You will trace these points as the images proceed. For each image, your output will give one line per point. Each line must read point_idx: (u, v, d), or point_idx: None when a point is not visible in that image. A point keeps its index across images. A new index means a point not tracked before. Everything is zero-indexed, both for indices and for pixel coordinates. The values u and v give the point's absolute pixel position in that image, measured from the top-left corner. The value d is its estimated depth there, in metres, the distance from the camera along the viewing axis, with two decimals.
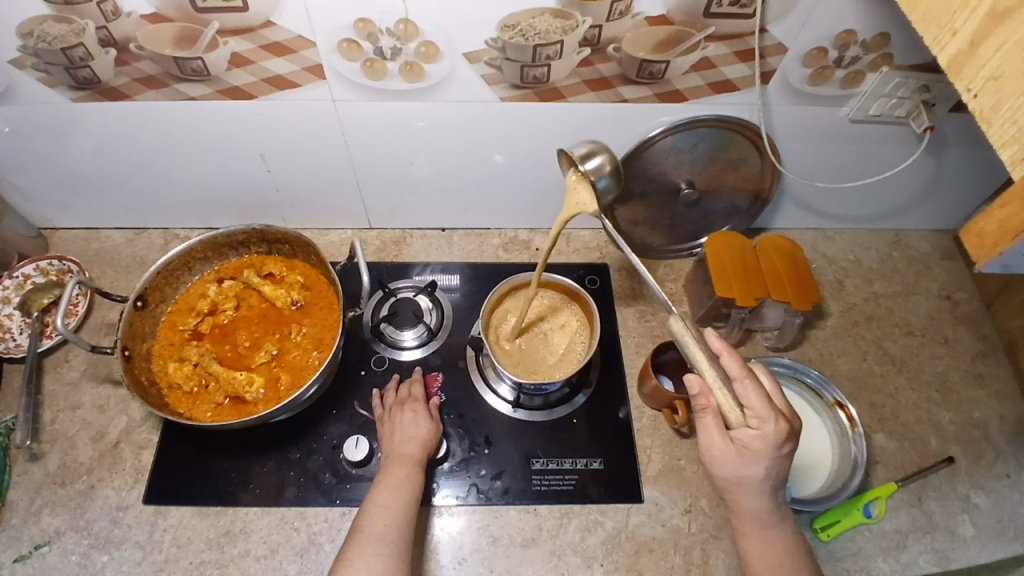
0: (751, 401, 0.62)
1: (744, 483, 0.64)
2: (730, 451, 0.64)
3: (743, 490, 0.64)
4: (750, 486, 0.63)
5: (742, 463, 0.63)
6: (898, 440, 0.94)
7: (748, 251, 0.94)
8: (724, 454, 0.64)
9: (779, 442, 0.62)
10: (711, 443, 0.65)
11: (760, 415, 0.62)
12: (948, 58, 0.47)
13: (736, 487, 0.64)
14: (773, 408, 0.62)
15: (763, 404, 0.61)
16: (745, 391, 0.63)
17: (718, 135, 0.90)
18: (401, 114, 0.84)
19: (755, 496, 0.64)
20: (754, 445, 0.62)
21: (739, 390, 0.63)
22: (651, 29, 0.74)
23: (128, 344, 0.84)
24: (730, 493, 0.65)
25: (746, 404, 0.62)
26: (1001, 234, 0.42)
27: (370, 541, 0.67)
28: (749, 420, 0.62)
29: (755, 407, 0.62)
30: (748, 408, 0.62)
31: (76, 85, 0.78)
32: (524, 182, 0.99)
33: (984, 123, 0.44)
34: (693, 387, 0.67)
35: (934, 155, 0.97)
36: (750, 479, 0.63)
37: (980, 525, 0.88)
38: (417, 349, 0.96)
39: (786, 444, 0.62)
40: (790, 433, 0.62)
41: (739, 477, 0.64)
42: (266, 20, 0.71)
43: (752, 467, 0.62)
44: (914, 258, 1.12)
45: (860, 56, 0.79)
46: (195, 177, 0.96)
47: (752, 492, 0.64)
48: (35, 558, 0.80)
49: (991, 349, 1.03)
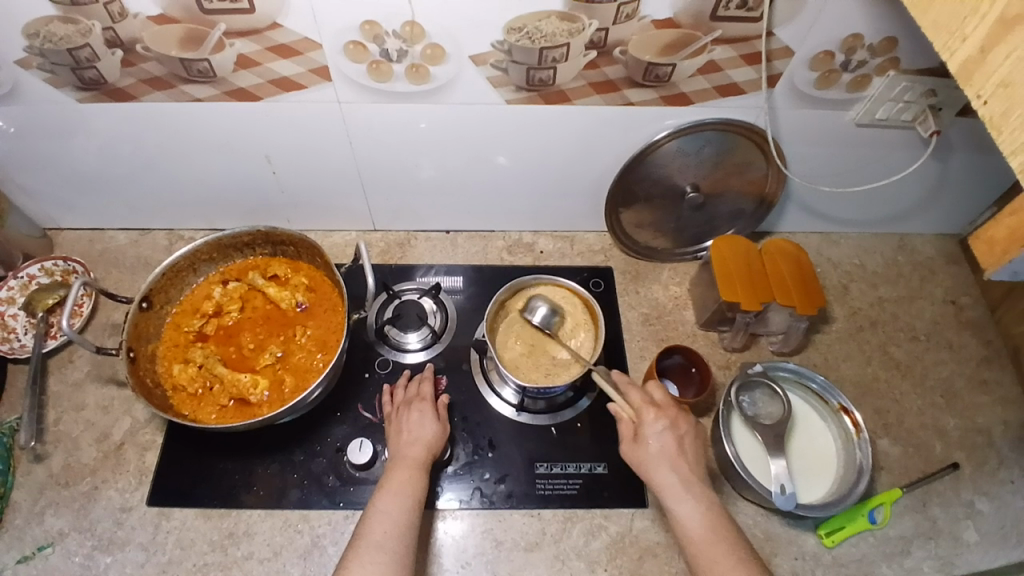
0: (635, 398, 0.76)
1: (647, 463, 0.71)
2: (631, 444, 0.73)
3: (650, 471, 0.71)
4: (654, 463, 0.71)
5: (639, 448, 0.72)
6: (903, 445, 0.93)
7: (753, 255, 0.93)
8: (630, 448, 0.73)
9: (659, 420, 0.73)
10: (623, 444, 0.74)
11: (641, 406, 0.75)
12: (958, 63, 0.47)
13: (643, 471, 0.71)
14: (650, 399, 0.75)
15: (638, 396, 0.75)
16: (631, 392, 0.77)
17: (724, 139, 0.90)
18: (405, 115, 0.84)
19: (662, 472, 0.70)
20: (643, 428, 0.73)
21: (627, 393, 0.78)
22: (658, 32, 0.74)
23: (133, 346, 0.84)
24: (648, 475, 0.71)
25: (631, 401, 0.76)
26: (1010, 240, 0.42)
27: (367, 549, 0.66)
28: (635, 410, 0.75)
29: (636, 400, 0.75)
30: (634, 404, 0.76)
31: (82, 86, 0.79)
32: (527, 185, 0.99)
33: (995, 130, 0.44)
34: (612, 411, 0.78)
35: (940, 159, 0.96)
36: (651, 457, 0.71)
37: (984, 531, 0.87)
38: (420, 351, 0.96)
39: (666, 422, 0.73)
40: (665, 414, 0.74)
41: (646, 457, 0.72)
42: (272, 22, 0.71)
43: (649, 447, 0.72)
44: (919, 263, 1.11)
45: (867, 60, 0.79)
46: (200, 178, 0.97)
47: (660, 467, 0.71)
48: (39, 559, 0.80)
49: (996, 354, 1.03)
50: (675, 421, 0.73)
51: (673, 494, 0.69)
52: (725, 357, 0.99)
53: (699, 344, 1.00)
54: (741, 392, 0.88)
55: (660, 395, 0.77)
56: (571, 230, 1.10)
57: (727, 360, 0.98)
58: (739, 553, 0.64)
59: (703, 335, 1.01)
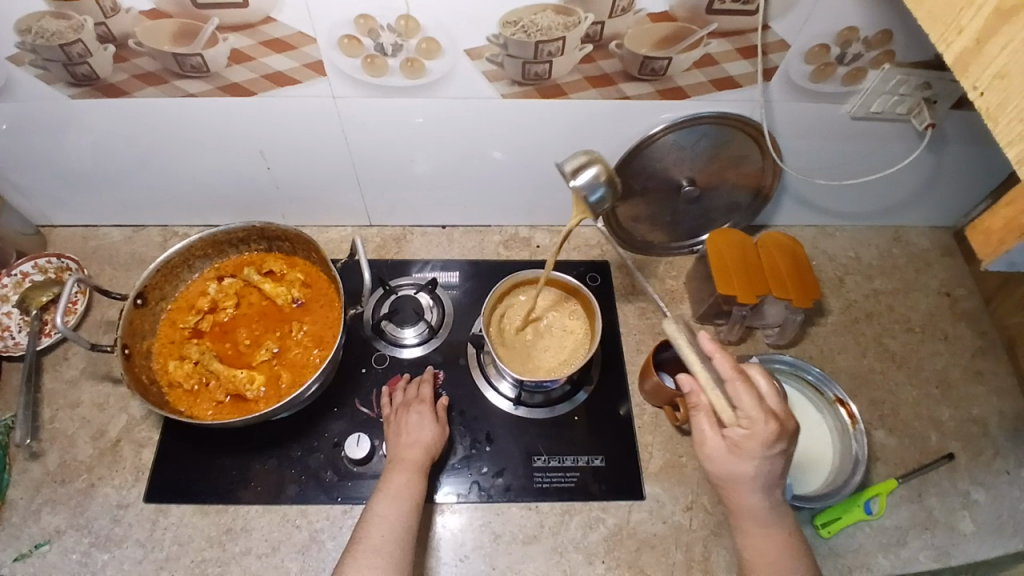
0: (742, 404, 0.65)
1: (737, 481, 0.66)
2: (722, 450, 0.66)
3: (738, 489, 0.66)
4: (748, 483, 0.66)
5: (734, 460, 0.65)
6: (898, 436, 0.94)
7: (749, 248, 0.94)
8: (717, 452, 0.67)
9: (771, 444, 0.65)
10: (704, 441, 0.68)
11: (752, 415, 0.65)
12: (954, 55, 0.47)
13: (726, 483, 0.67)
14: (765, 408, 0.65)
15: (753, 405, 0.64)
16: (737, 393, 0.66)
17: (719, 132, 0.90)
18: (400, 110, 0.83)
19: (750, 494, 0.66)
20: (747, 444, 0.65)
21: (731, 391, 0.66)
22: (653, 25, 0.74)
23: (128, 343, 0.84)
24: (732, 490, 0.67)
25: (739, 405, 0.66)
26: (1007, 231, 0.42)
27: (366, 553, 0.67)
28: (740, 417, 0.66)
29: (747, 407, 0.65)
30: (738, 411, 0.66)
31: (74, 81, 0.78)
32: (524, 180, 0.99)
33: (991, 121, 0.44)
34: (687, 388, 0.71)
35: (934, 152, 0.97)
36: (743, 477, 0.65)
37: (979, 520, 0.88)
38: (418, 347, 0.96)
39: (778, 443, 0.65)
40: (781, 432, 0.65)
41: (739, 475, 0.65)
42: (266, 16, 0.71)
43: (744, 464, 0.65)
44: (914, 255, 1.12)
45: (862, 53, 0.79)
46: (194, 174, 0.96)
47: (752, 490, 0.66)
48: (36, 557, 0.80)
49: (990, 345, 1.04)
50: (784, 441, 0.65)
51: (751, 514, 0.67)
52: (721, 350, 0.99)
53: None
54: None
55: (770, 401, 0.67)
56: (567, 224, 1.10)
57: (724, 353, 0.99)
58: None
59: (699, 328, 1.01)
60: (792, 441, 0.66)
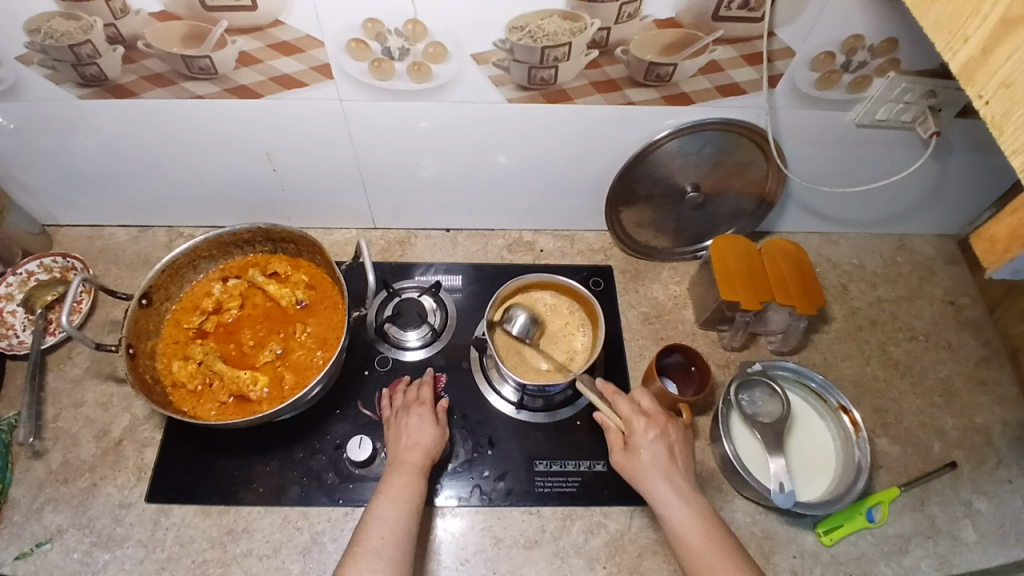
0: (624, 406, 0.76)
1: (639, 473, 0.71)
2: (622, 454, 0.74)
3: (643, 480, 0.71)
4: (647, 471, 0.71)
5: (631, 456, 0.73)
6: (901, 444, 0.94)
7: (753, 254, 0.94)
8: (621, 456, 0.74)
9: (649, 429, 0.74)
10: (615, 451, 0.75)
11: (630, 413, 0.76)
12: (959, 64, 0.47)
13: (635, 480, 0.72)
14: (638, 409, 0.76)
15: (626, 404, 0.76)
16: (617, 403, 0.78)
17: (724, 138, 0.90)
18: (406, 113, 0.84)
19: (654, 480, 0.70)
20: (634, 438, 0.74)
21: (614, 403, 0.78)
22: (659, 31, 0.74)
23: (133, 342, 0.84)
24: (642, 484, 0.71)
25: (619, 411, 0.77)
26: (1012, 239, 0.42)
27: (365, 555, 0.66)
28: (624, 419, 0.76)
29: (624, 410, 0.76)
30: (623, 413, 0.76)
31: (83, 82, 0.79)
32: (528, 184, 0.99)
33: (996, 129, 0.44)
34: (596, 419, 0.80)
35: (939, 160, 0.97)
36: (645, 466, 0.71)
37: (982, 530, 0.88)
38: (421, 349, 0.96)
39: (656, 431, 0.74)
40: (655, 421, 0.74)
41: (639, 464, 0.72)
42: (275, 19, 0.71)
43: (638, 455, 0.72)
44: (918, 263, 1.12)
45: (868, 61, 0.79)
46: (200, 175, 0.96)
47: (654, 476, 0.70)
48: (37, 555, 0.80)
49: (994, 354, 1.03)
50: (665, 430, 0.74)
51: (665, 501, 0.69)
52: (724, 356, 0.99)
53: (699, 343, 1.00)
54: (740, 390, 0.88)
55: (648, 403, 0.77)
56: (571, 229, 1.10)
57: (727, 359, 0.99)
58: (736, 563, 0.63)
59: (702, 334, 1.01)
60: (673, 431, 0.74)
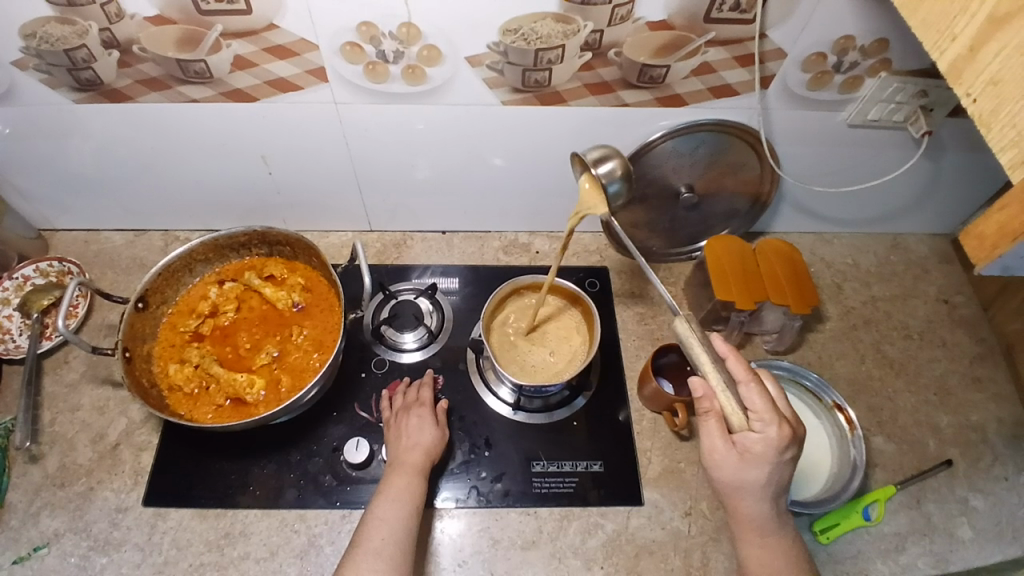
0: (755, 406, 0.64)
1: (745, 487, 0.65)
2: (731, 456, 0.65)
3: (742, 495, 0.66)
4: (750, 492, 0.65)
5: (743, 467, 0.64)
6: (897, 442, 0.94)
7: (747, 254, 0.94)
8: (724, 459, 0.65)
9: (778, 446, 0.63)
10: (715, 445, 0.66)
11: (763, 417, 0.63)
12: (947, 63, 0.47)
13: (734, 491, 0.66)
14: (774, 410, 0.64)
15: (765, 405, 0.63)
16: (749, 394, 0.64)
17: (718, 140, 0.91)
18: (401, 116, 0.84)
19: (754, 500, 0.65)
20: (756, 449, 0.63)
21: (744, 392, 0.65)
22: (652, 33, 0.74)
23: (129, 346, 0.84)
24: (737, 497, 0.66)
25: (748, 406, 0.64)
26: (1000, 236, 0.42)
27: (366, 556, 0.67)
28: (752, 420, 0.64)
29: (758, 408, 0.63)
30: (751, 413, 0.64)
31: (78, 86, 0.79)
32: (523, 186, 0.99)
33: (984, 127, 0.44)
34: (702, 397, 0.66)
35: (932, 159, 0.97)
36: (751, 483, 0.64)
37: (978, 527, 0.88)
38: (417, 351, 0.96)
39: (787, 448, 0.63)
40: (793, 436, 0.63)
41: (742, 480, 0.65)
42: (269, 23, 0.71)
43: (753, 471, 0.64)
44: (912, 262, 1.12)
45: (859, 61, 0.80)
46: (196, 179, 0.97)
47: (756, 497, 0.65)
48: (34, 560, 0.80)
49: (989, 352, 1.04)
50: (793, 445, 0.64)
51: (750, 518, 0.66)
52: None
53: None
54: None
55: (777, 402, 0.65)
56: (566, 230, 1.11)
57: None
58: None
59: None
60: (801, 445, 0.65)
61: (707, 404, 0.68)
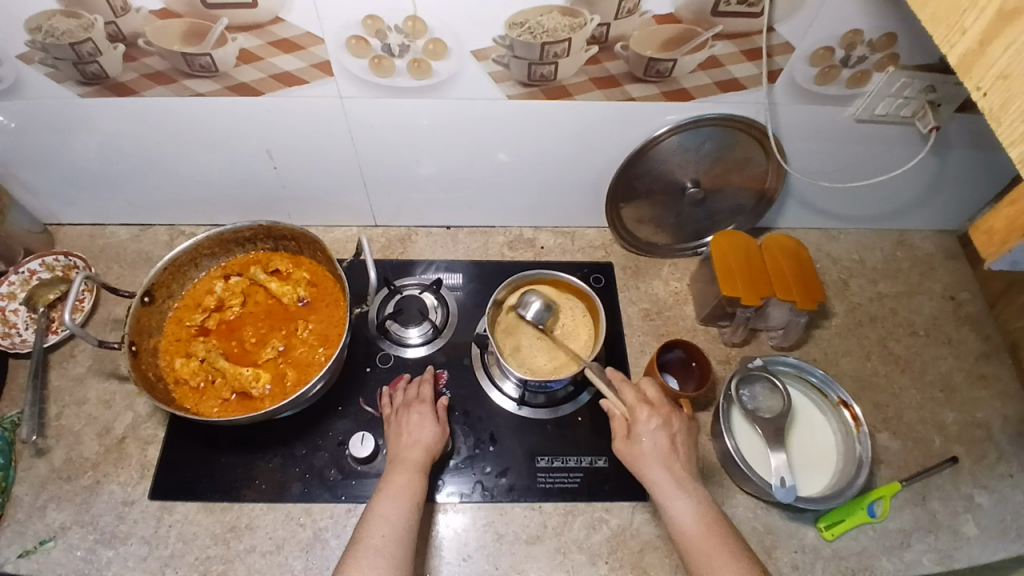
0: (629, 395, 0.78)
1: (641, 462, 0.73)
2: (625, 442, 0.75)
3: (644, 469, 0.73)
4: (646, 459, 0.73)
5: (633, 446, 0.74)
6: (902, 439, 0.94)
7: (753, 250, 0.94)
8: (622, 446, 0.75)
9: (651, 418, 0.75)
10: (615, 438, 0.77)
11: (634, 401, 0.77)
12: (957, 57, 0.47)
13: (637, 467, 0.73)
14: (642, 397, 0.77)
15: (631, 391, 0.78)
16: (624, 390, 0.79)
17: (724, 134, 0.90)
18: (406, 111, 0.84)
19: (655, 469, 0.72)
20: (636, 426, 0.75)
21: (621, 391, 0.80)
22: (658, 27, 0.74)
23: (135, 340, 0.84)
24: (645, 473, 0.73)
25: (625, 398, 0.78)
26: (1009, 231, 0.42)
27: (366, 553, 0.67)
28: (628, 407, 0.77)
29: (629, 397, 0.77)
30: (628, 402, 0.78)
31: (84, 80, 0.79)
32: (527, 181, 0.99)
33: (994, 122, 0.44)
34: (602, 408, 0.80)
35: (939, 155, 0.97)
36: (644, 456, 0.73)
37: (983, 524, 0.88)
38: (422, 346, 0.96)
39: (657, 419, 0.75)
40: (659, 411, 0.76)
41: (637, 455, 0.74)
42: (275, 17, 0.71)
43: (641, 445, 0.74)
44: (918, 259, 1.12)
45: (867, 56, 0.79)
46: (201, 174, 0.97)
47: (656, 465, 0.72)
48: (40, 553, 0.80)
49: (995, 349, 1.03)
50: (667, 420, 0.76)
51: (664, 492, 0.71)
52: (724, 351, 1.00)
53: (699, 339, 1.01)
54: (741, 385, 0.89)
55: (652, 394, 0.79)
56: (571, 226, 1.10)
57: (727, 355, 0.99)
58: (732, 548, 0.65)
59: (703, 330, 1.02)
60: (676, 420, 0.76)
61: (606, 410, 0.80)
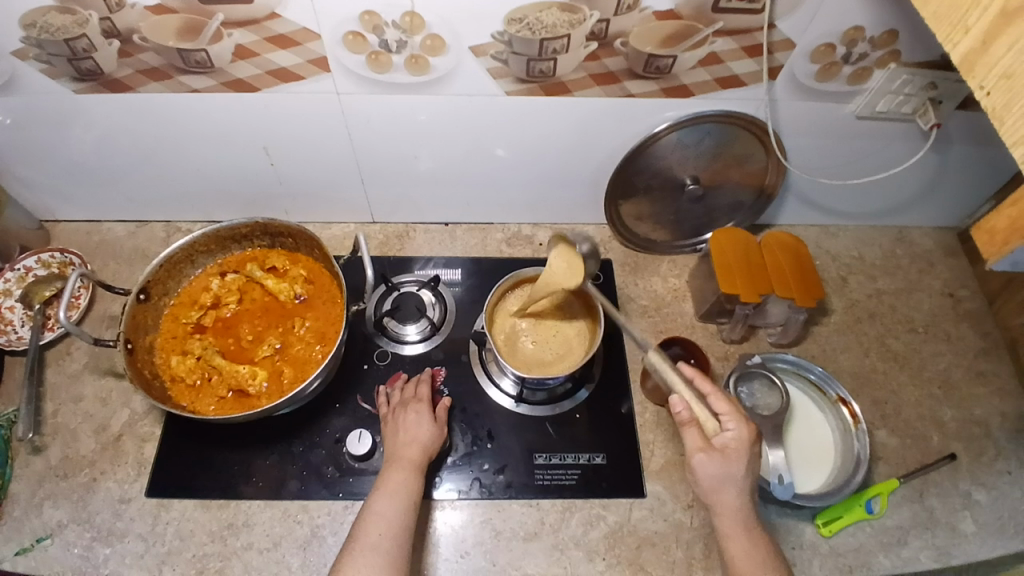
0: (722, 409, 0.72)
1: (725, 483, 0.69)
2: (713, 457, 0.69)
3: (727, 489, 0.69)
4: (733, 483, 0.68)
5: (724, 464, 0.69)
6: (900, 436, 0.94)
7: (751, 247, 0.93)
8: (706, 459, 0.69)
9: (750, 440, 0.70)
10: (696, 454, 0.70)
11: (732, 418, 0.71)
12: (960, 55, 0.47)
13: (717, 486, 0.69)
14: (740, 413, 0.72)
15: (730, 407, 0.71)
16: (715, 401, 0.73)
17: (724, 131, 0.90)
18: (403, 106, 0.83)
19: (738, 492, 0.69)
20: (732, 445, 0.69)
21: (710, 400, 0.73)
22: (659, 23, 0.73)
23: (131, 337, 0.84)
24: (717, 493, 0.69)
25: (716, 409, 0.72)
26: (1011, 232, 0.42)
27: (362, 552, 0.67)
28: (724, 422, 0.71)
29: (725, 409, 0.72)
30: (721, 416, 0.72)
31: (78, 76, 0.78)
32: (526, 178, 0.99)
33: (996, 121, 0.44)
34: (678, 407, 0.72)
35: (939, 152, 0.96)
36: (732, 478, 0.68)
37: (980, 521, 0.88)
38: (420, 343, 0.96)
39: (757, 444, 0.70)
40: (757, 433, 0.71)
41: (722, 472, 0.68)
42: (271, 11, 0.70)
43: (731, 466, 0.69)
44: (917, 255, 1.12)
45: (868, 52, 0.79)
46: (197, 170, 0.96)
47: (734, 489, 0.69)
48: (38, 550, 0.80)
49: (993, 346, 1.03)
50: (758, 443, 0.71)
51: (730, 525, 0.68)
52: (723, 348, 0.99)
53: (698, 335, 1.00)
54: (740, 383, 0.89)
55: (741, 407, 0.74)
56: (570, 222, 1.10)
57: (726, 352, 0.99)
58: None
59: (701, 327, 1.01)
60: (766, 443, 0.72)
61: (686, 414, 0.72)
